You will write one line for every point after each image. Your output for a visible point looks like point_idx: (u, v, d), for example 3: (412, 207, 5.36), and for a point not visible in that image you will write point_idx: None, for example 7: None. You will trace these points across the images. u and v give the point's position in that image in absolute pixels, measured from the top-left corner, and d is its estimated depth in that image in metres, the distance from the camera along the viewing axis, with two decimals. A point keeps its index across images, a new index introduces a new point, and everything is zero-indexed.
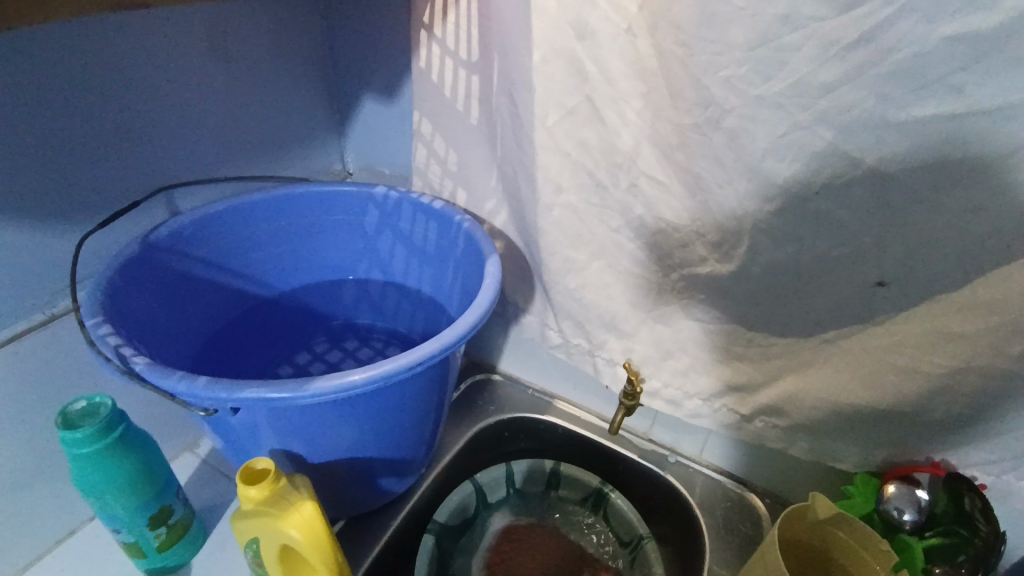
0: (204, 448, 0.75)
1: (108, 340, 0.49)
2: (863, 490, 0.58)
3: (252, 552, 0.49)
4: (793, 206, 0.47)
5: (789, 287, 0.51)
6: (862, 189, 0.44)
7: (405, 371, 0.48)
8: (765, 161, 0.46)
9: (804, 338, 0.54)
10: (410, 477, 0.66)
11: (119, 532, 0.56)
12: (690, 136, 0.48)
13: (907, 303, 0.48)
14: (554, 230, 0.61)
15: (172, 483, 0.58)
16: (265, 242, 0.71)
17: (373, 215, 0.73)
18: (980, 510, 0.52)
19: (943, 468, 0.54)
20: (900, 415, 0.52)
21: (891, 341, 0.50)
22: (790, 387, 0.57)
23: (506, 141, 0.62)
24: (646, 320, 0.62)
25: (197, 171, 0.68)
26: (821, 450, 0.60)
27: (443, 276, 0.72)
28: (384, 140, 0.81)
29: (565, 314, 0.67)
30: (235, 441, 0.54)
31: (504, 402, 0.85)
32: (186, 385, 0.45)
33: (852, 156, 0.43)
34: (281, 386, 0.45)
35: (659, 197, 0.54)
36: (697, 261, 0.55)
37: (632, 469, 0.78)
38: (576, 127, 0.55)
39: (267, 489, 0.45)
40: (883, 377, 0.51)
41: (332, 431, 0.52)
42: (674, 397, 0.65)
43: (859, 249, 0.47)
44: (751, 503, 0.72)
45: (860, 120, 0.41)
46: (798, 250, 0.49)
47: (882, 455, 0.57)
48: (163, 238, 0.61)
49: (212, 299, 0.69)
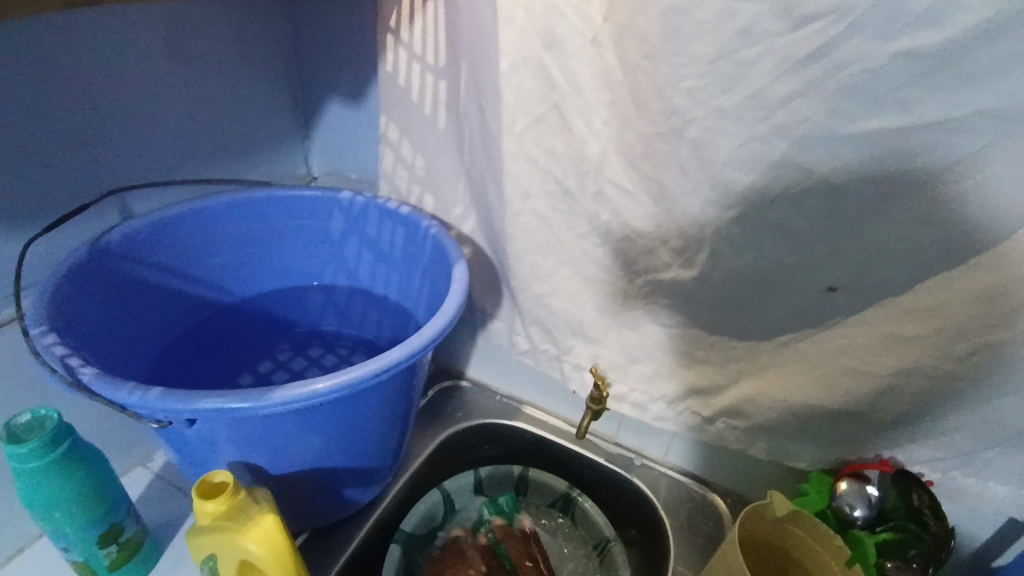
0: (158, 461, 0.72)
1: (54, 350, 0.46)
2: (818, 487, 0.60)
3: (209, 569, 0.47)
4: (753, 214, 0.48)
5: (749, 292, 0.53)
6: (816, 199, 0.46)
7: (371, 379, 0.47)
8: (726, 171, 0.47)
9: (763, 342, 0.56)
10: (376, 486, 0.65)
11: (67, 551, 0.53)
12: (655, 145, 0.50)
13: (858, 307, 0.50)
14: (522, 236, 0.62)
15: (125, 499, 0.55)
16: (224, 247, 0.69)
17: (339, 221, 0.71)
18: (927, 506, 0.55)
19: (891, 464, 0.57)
20: (853, 415, 0.55)
21: (843, 344, 0.52)
22: (751, 390, 0.59)
23: (474, 148, 0.62)
24: (612, 325, 0.63)
25: (154, 173, 0.66)
26: (780, 451, 0.61)
27: (410, 282, 0.72)
28: (350, 144, 0.80)
29: (532, 320, 0.68)
30: (192, 454, 0.52)
31: (472, 409, 0.84)
32: (139, 396, 0.43)
33: (807, 167, 0.45)
34: (241, 396, 0.44)
35: (625, 204, 0.55)
36: (661, 268, 0.56)
37: (598, 473, 0.79)
38: (544, 135, 0.56)
39: (224, 503, 0.44)
40: (837, 379, 0.53)
41: (294, 441, 0.51)
42: (639, 401, 0.66)
43: (814, 256, 0.49)
44: (714, 503, 0.74)
45: (814, 133, 0.43)
46: (757, 257, 0.50)
47: (836, 454, 0.59)
48: (115, 243, 0.58)
49: (167, 306, 0.66)
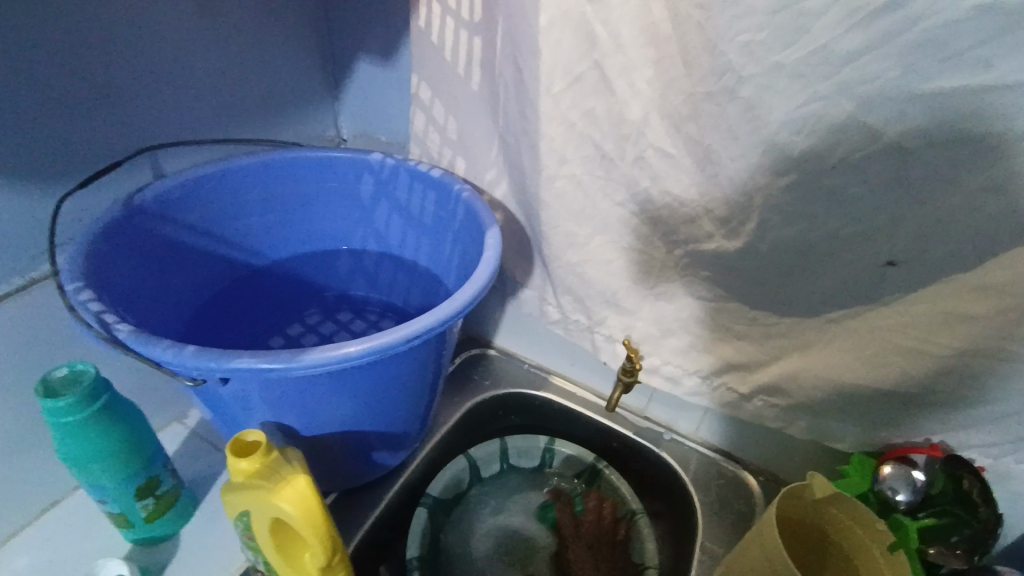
0: (194, 419, 0.73)
1: (91, 307, 0.46)
2: (860, 470, 0.57)
3: (243, 525, 0.47)
4: (808, 181, 0.45)
5: (796, 265, 0.50)
6: (880, 165, 0.42)
7: (402, 345, 0.46)
8: (781, 134, 0.44)
9: (809, 319, 0.54)
10: (404, 451, 0.65)
11: (106, 502, 0.55)
12: (702, 106, 0.47)
13: (915, 284, 0.47)
14: (556, 203, 0.60)
15: (161, 454, 0.56)
16: (255, 209, 0.69)
17: (369, 184, 0.70)
18: (977, 491, 0.52)
19: (941, 450, 0.54)
20: (902, 396, 0.52)
21: (898, 322, 0.49)
22: (791, 367, 0.56)
23: (508, 109, 0.60)
24: (647, 297, 0.61)
25: (185, 132, 0.66)
26: (819, 430, 0.59)
27: (440, 248, 0.70)
28: (380, 105, 0.77)
29: (564, 290, 0.66)
30: (226, 413, 0.53)
31: (499, 377, 0.84)
32: (173, 354, 0.43)
33: (872, 129, 0.41)
34: (274, 357, 0.43)
35: (667, 170, 0.52)
36: (703, 238, 0.53)
37: (627, 446, 0.78)
38: (583, 95, 0.53)
39: (258, 462, 0.43)
40: (887, 358, 0.51)
41: (326, 403, 0.51)
42: (672, 375, 0.65)
43: (871, 228, 0.46)
44: (745, 481, 0.72)
45: (883, 92, 0.40)
46: (809, 228, 0.48)
47: (880, 436, 0.56)
48: (149, 203, 0.58)
49: (198, 267, 0.67)
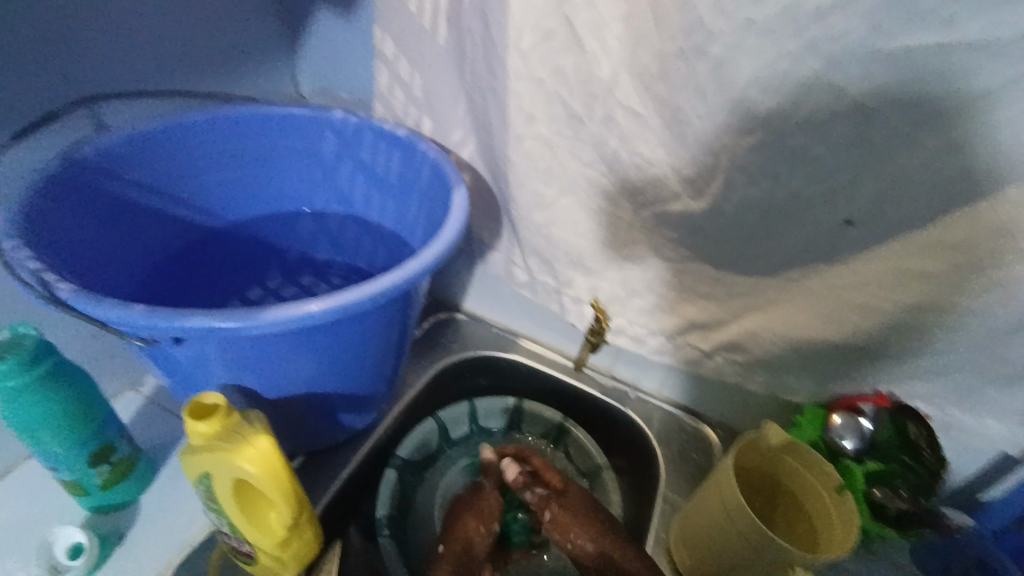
0: (151, 385, 0.71)
1: (29, 265, 0.43)
2: (812, 419, 0.60)
3: (203, 488, 0.46)
4: (773, 140, 0.45)
5: (759, 225, 0.51)
6: (844, 125, 0.43)
7: (366, 304, 0.45)
8: (749, 92, 0.44)
9: (769, 278, 0.55)
10: (371, 413, 0.65)
11: (58, 469, 0.53)
12: (672, 63, 0.46)
13: (871, 243, 0.48)
14: (524, 163, 0.58)
15: (115, 420, 0.55)
16: (209, 167, 0.65)
17: (330, 142, 0.67)
18: (924, 440, 0.55)
19: (888, 399, 0.56)
20: (854, 352, 0.54)
21: (853, 280, 0.50)
22: (751, 326, 0.58)
23: (475, 64, 0.58)
24: (614, 259, 0.61)
25: (124, 81, 0.61)
26: (776, 385, 0.62)
27: (406, 209, 0.69)
28: (340, 59, 0.74)
29: (532, 252, 0.66)
30: (183, 376, 0.51)
31: (467, 341, 0.84)
32: (121, 313, 0.41)
33: (837, 88, 0.41)
34: (231, 315, 0.42)
35: (635, 131, 0.51)
36: (669, 198, 0.54)
37: (592, 404, 0.80)
38: (551, 50, 0.51)
39: (218, 424, 0.42)
40: (842, 315, 0.52)
41: (289, 364, 0.50)
42: (638, 335, 0.66)
43: (832, 187, 0.46)
44: (705, 435, 0.75)
45: (850, 49, 0.40)
46: (772, 187, 0.48)
47: (832, 389, 0.59)
48: (91, 156, 0.55)
49: (148, 227, 0.63)
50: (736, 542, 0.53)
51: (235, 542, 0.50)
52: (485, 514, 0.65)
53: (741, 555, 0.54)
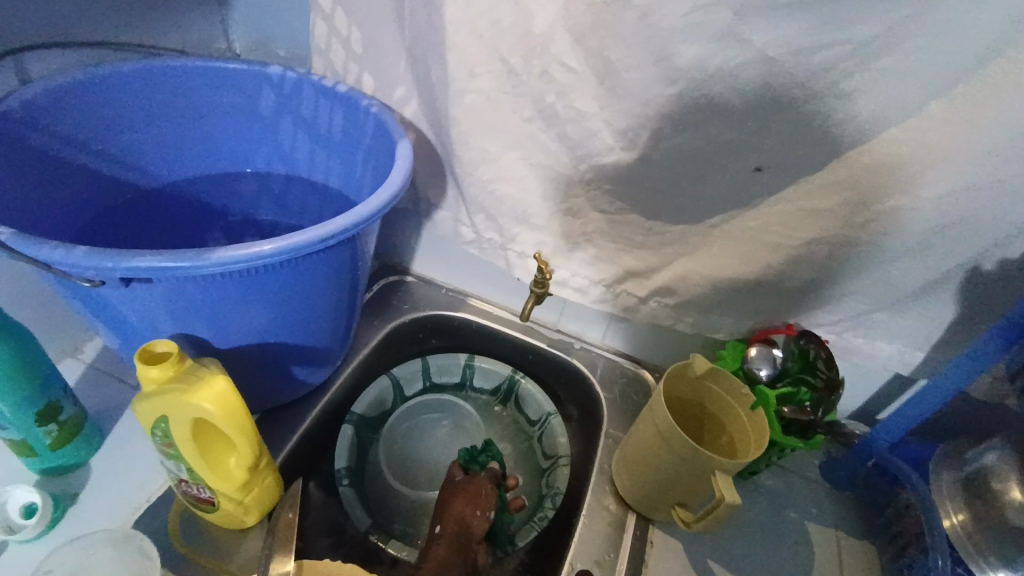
0: (92, 352, 0.69)
1: None
2: (733, 354, 0.66)
3: (159, 435, 0.47)
4: (693, 90, 0.50)
5: (684, 173, 0.56)
6: (753, 73, 0.47)
7: (316, 245, 0.46)
8: (671, 43, 0.48)
9: (695, 225, 0.60)
10: (325, 367, 0.66)
11: (3, 430, 0.52)
12: (602, 15, 0.49)
13: (780, 185, 0.54)
14: (466, 118, 0.60)
15: (59, 378, 0.54)
16: (141, 122, 0.63)
17: (270, 98, 0.67)
18: (822, 359, 0.61)
19: (795, 328, 0.63)
20: (769, 287, 0.60)
21: (766, 221, 0.56)
22: (680, 270, 0.63)
23: (415, 19, 0.59)
24: (555, 213, 0.65)
25: (48, 31, 0.59)
26: (703, 324, 0.67)
27: (351, 167, 0.69)
28: (276, 16, 0.73)
29: (477, 208, 0.68)
30: (129, 328, 0.51)
31: (418, 301, 0.86)
32: (63, 255, 0.41)
33: (746, 39, 0.46)
34: (179, 255, 0.42)
35: (571, 84, 0.54)
36: (604, 151, 0.57)
37: (540, 356, 0.84)
38: (488, 4, 0.53)
39: (171, 369, 0.44)
40: (756, 254, 0.58)
41: (240, 311, 0.50)
42: (580, 285, 0.70)
43: (744, 133, 0.51)
44: (644, 378, 0.81)
45: (755, 1, 0.44)
46: (694, 135, 0.53)
47: (750, 324, 0.65)
48: (16, 109, 0.52)
49: (78, 185, 0.61)
50: (670, 461, 0.59)
51: (195, 490, 0.51)
52: (480, 498, 0.64)
53: (674, 472, 0.59)
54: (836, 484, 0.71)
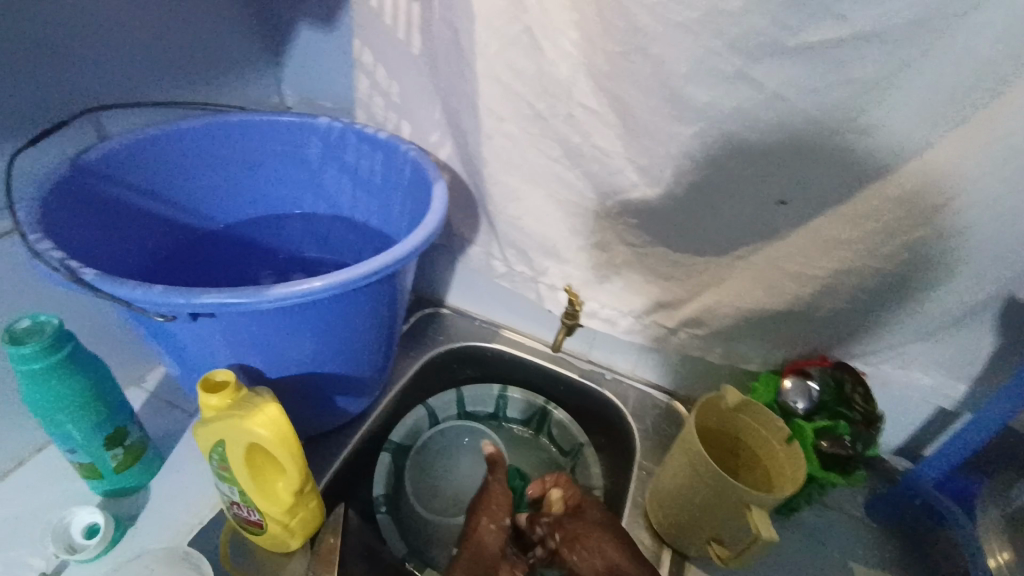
0: (154, 381, 0.75)
1: (54, 254, 0.48)
2: (766, 384, 0.65)
3: (216, 459, 0.50)
4: (712, 129, 0.52)
5: (707, 208, 0.58)
6: (769, 112, 0.50)
7: (360, 281, 0.50)
8: (688, 86, 0.50)
9: (721, 257, 0.61)
10: (365, 397, 0.70)
11: (75, 451, 0.57)
12: (621, 64, 0.53)
13: (802, 217, 0.55)
14: (497, 159, 0.64)
15: (126, 407, 0.58)
16: (205, 172, 0.70)
17: (317, 147, 0.73)
18: (858, 392, 0.61)
19: (830, 360, 0.63)
20: (797, 318, 0.61)
21: (789, 252, 0.57)
22: (708, 301, 0.64)
23: (449, 71, 0.64)
24: (583, 247, 0.67)
25: (128, 94, 0.66)
26: (733, 354, 0.68)
27: (390, 207, 0.74)
28: (324, 72, 0.80)
29: (509, 243, 0.71)
30: (190, 358, 0.55)
31: (452, 333, 0.89)
32: (143, 292, 0.46)
33: (759, 81, 0.48)
34: (240, 292, 0.46)
35: (594, 126, 0.58)
36: (628, 187, 0.60)
37: (572, 387, 0.85)
38: (515, 56, 0.57)
39: (228, 397, 0.48)
40: (782, 283, 0.59)
41: (290, 343, 0.54)
42: (609, 316, 0.72)
43: (764, 168, 0.53)
44: (676, 409, 0.81)
45: (766, 46, 0.47)
46: (715, 172, 0.55)
47: (781, 355, 0.65)
48: (94, 162, 0.59)
49: (147, 228, 0.68)
50: (701, 492, 0.59)
51: (246, 512, 0.54)
52: (495, 512, 0.67)
53: (704, 503, 0.59)
54: (876, 517, 0.69)
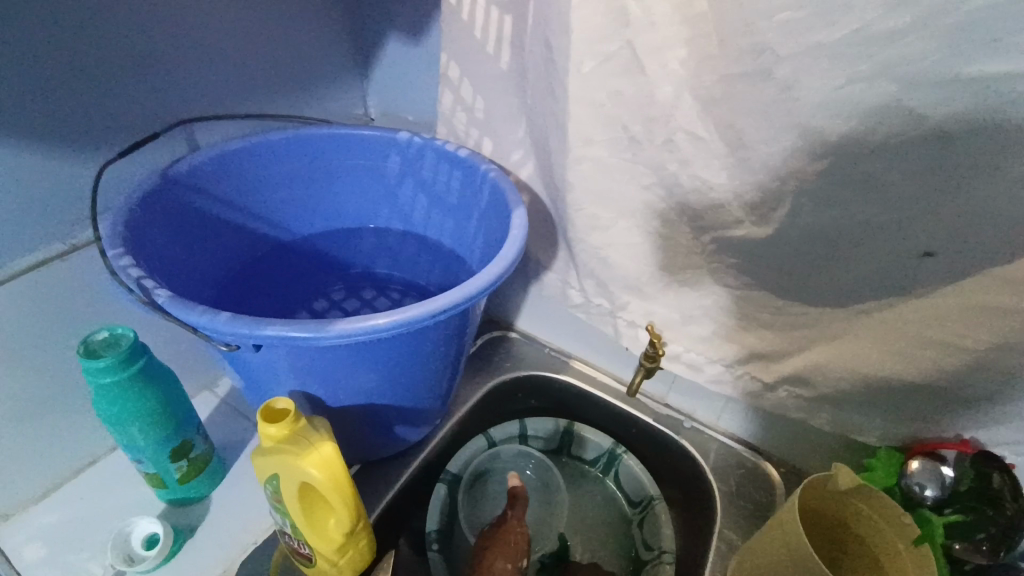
0: (224, 388, 0.76)
1: (130, 272, 0.48)
2: (885, 464, 0.57)
3: (271, 489, 0.48)
4: (843, 165, 0.44)
5: (827, 255, 0.49)
6: (922, 150, 0.41)
7: (427, 319, 0.47)
8: (819, 116, 0.43)
9: (839, 309, 0.53)
10: (424, 426, 0.66)
11: (141, 462, 0.57)
12: (737, 86, 0.46)
13: (953, 274, 0.45)
14: (582, 185, 0.59)
15: (193, 420, 0.58)
16: (286, 185, 0.70)
17: (396, 162, 0.71)
18: (1008, 489, 0.51)
19: (971, 445, 0.52)
20: (932, 391, 0.51)
21: (932, 314, 0.48)
22: (817, 359, 0.55)
23: (537, 89, 0.59)
24: (672, 285, 0.60)
25: (219, 106, 0.67)
26: (843, 422, 0.59)
27: (465, 228, 0.71)
28: (409, 84, 0.78)
29: (587, 274, 0.66)
30: (255, 379, 0.54)
31: (520, 360, 0.84)
32: (208, 320, 0.45)
33: (914, 113, 0.40)
34: (304, 326, 0.44)
35: (697, 154, 0.51)
36: (731, 224, 0.52)
37: (645, 431, 0.78)
38: (613, 75, 0.52)
39: (287, 428, 0.45)
40: (917, 351, 0.49)
41: (351, 375, 0.52)
42: (694, 362, 0.64)
43: (907, 215, 0.44)
44: (765, 471, 0.72)
45: (928, 73, 0.38)
46: (843, 214, 0.46)
47: (908, 431, 0.55)
48: (183, 174, 0.60)
49: (229, 240, 0.68)
50: None
51: (297, 544, 0.52)
52: (513, 550, 0.64)
53: None
54: None
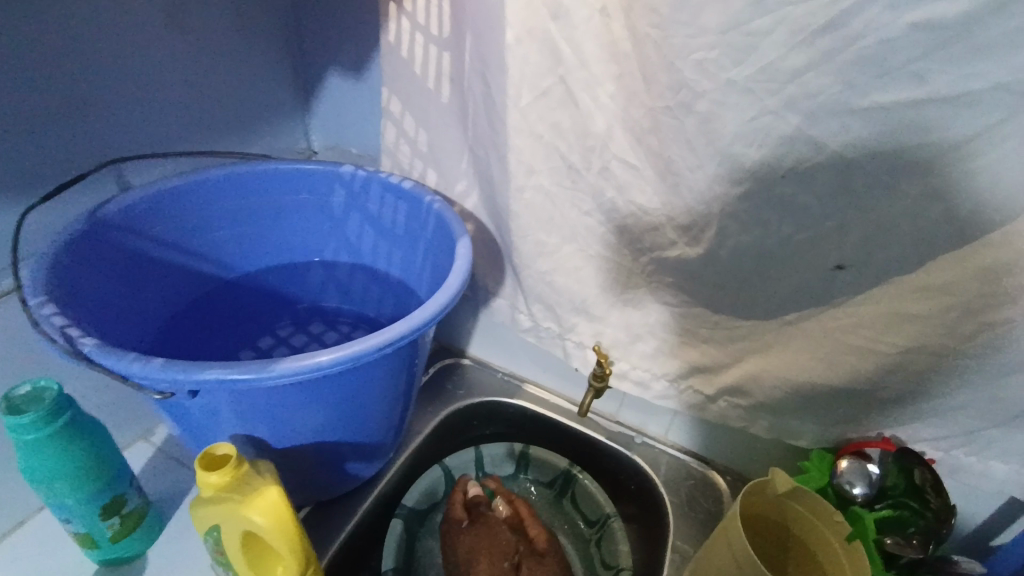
0: (161, 435, 0.72)
1: (54, 320, 0.46)
2: (819, 465, 0.60)
3: (213, 540, 0.47)
4: (761, 190, 0.48)
5: (753, 272, 0.53)
6: (828, 174, 0.45)
7: (373, 353, 0.47)
8: (736, 146, 0.46)
9: (768, 321, 0.56)
10: (378, 461, 0.65)
11: (70, 521, 0.54)
12: (662, 119, 0.49)
13: (864, 285, 0.50)
14: (525, 212, 0.61)
15: (126, 472, 0.56)
16: (225, 222, 0.68)
17: (340, 196, 0.71)
18: (929, 483, 0.55)
19: (893, 442, 0.57)
20: (854, 394, 0.55)
21: (850, 323, 0.52)
22: (752, 369, 0.59)
23: (477, 121, 0.61)
24: (616, 303, 0.63)
25: (151, 145, 0.65)
26: (780, 429, 0.62)
27: (412, 258, 0.71)
28: (351, 118, 0.78)
29: (535, 298, 0.67)
30: (194, 426, 0.52)
31: (473, 386, 0.85)
32: (140, 366, 0.43)
33: (817, 142, 0.44)
34: (244, 367, 0.44)
35: (631, 180, 0.54)
36: (666, 245, 0.55)
37: (600, 450, 0.80)
38: (549, 109, 0.54)
39: (228, 475, 0.43)
40: (840, 357, 0.53)
41: (296, 414, 0.51)
42: (642, 378, 0.66)
43: (820, 234, 0.48)
44: (713, 481, 0.75)
45: (826, 106, 0.43)
46: (764, 234, 0.50)
47: (837, 432, 0.59)
48: (114, 215, 0.58)
49: (166, 280, 0.66)
50: None
51: None
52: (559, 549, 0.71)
53: None
54: None
